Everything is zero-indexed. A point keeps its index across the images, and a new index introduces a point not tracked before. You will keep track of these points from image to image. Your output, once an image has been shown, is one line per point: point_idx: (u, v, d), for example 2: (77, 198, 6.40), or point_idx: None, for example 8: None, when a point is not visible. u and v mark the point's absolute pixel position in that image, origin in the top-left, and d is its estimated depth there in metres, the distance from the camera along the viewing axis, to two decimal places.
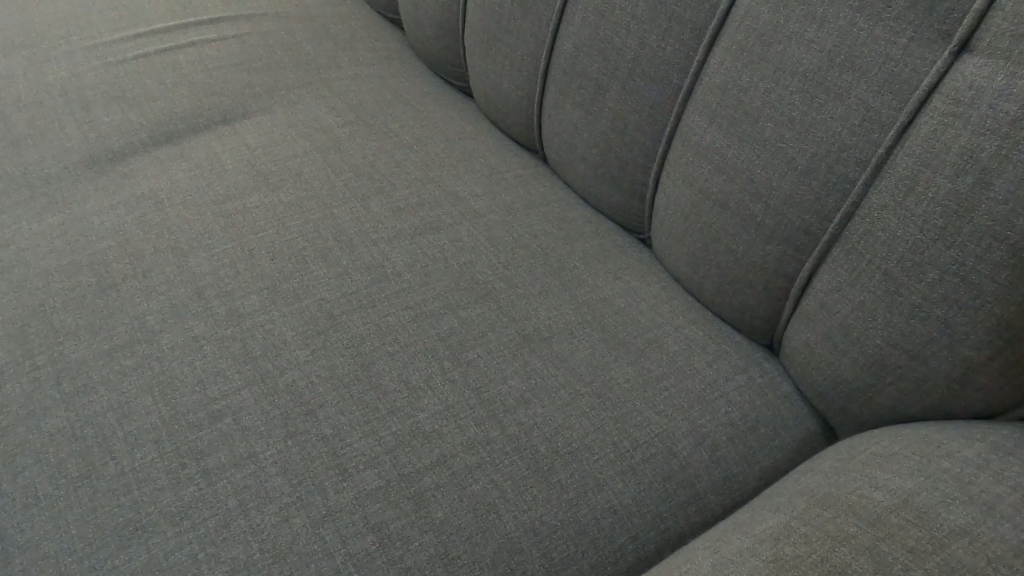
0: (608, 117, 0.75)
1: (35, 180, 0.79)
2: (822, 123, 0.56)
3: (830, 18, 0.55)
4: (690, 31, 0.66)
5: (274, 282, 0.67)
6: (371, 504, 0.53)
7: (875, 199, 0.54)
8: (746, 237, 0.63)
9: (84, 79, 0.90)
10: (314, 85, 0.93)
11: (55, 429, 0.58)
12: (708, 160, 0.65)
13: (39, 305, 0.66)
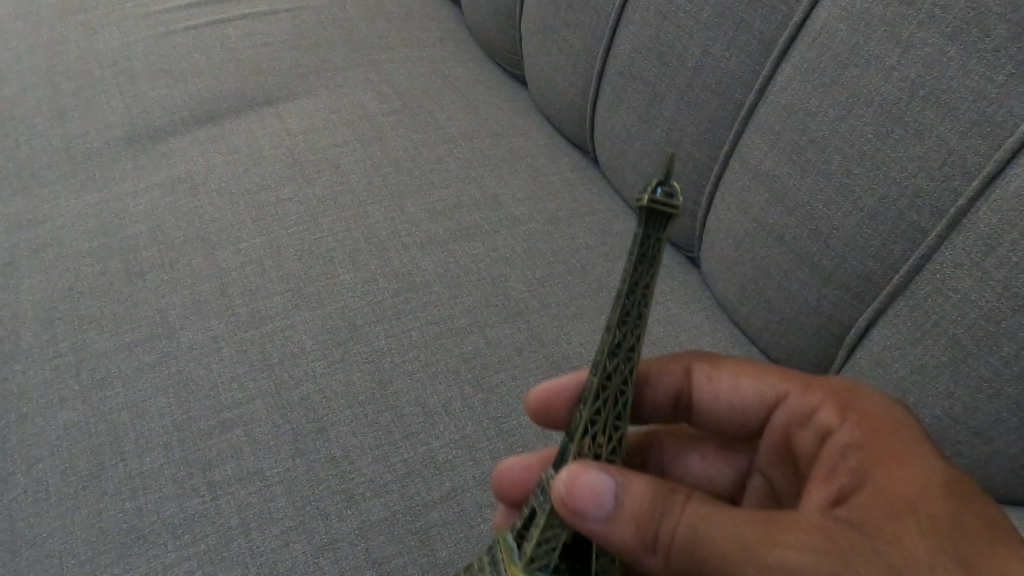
0: (663, 127, 0.69)
1: (76, 152, 0.77)
2: (897, 162, 0.50)
3: (917, 43, 0.49)
4: (758, 42, 0.60)
5: (299, 284, 0.65)
6: (374, 536, 0.51)
7: (950, 254, 0.48)
8: (800, 276, 0.58)
9: (134, 51, 0.89)
10: (362, 67, 0.90)
11: (69, 423, 0.57)
12: (766, 188, 0.60)
13: (67, 289, 0.65)
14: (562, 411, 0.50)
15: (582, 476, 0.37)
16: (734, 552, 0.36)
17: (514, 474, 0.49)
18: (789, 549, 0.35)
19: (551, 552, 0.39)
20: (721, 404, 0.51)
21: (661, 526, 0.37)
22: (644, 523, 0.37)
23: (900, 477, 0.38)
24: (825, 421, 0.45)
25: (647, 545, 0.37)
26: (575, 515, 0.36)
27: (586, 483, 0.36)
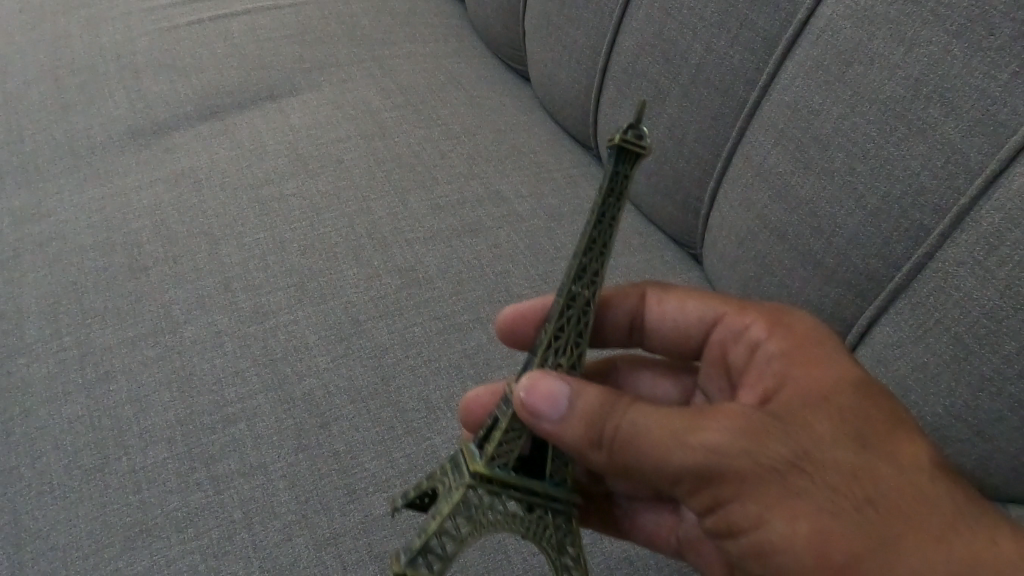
0: (666, 124, 0.69)
1: (79, 147, 0.77)
2: (900, 160, 0.50)
3: (922, 41, 0.49)
4: (762, 39, 0.60)
5: (302, 279, 0.66)
6: (376, 531, 0.52)
7: (952, 252, 0.48)
8: (802, 274, 0.58)
9: (137, 46, 0.89)
10: (365, 62, 0.90)
11: (73, 416, 0.57)
12: (769, 185, 0.60)
13: (71, 283, 0.65)
14: (526, 329, 0.53)
15: (540, 381, 0.41)
16: (665, 439, 0.40)
17: (480, 400, 0.52)
18: (714, 434, 0.39)
19: (510, 454, 0.45)
20: (668, 325, 0.54)
21: (607, 424, 0.41)
22: (591, 422, 0.41)
23: (818, 378, 0.42)
24: (758, 336, 0.48)
25: (594, 443, 0.41)
26: (533, 415, 0.41)
27: (543, 390, 0.41)
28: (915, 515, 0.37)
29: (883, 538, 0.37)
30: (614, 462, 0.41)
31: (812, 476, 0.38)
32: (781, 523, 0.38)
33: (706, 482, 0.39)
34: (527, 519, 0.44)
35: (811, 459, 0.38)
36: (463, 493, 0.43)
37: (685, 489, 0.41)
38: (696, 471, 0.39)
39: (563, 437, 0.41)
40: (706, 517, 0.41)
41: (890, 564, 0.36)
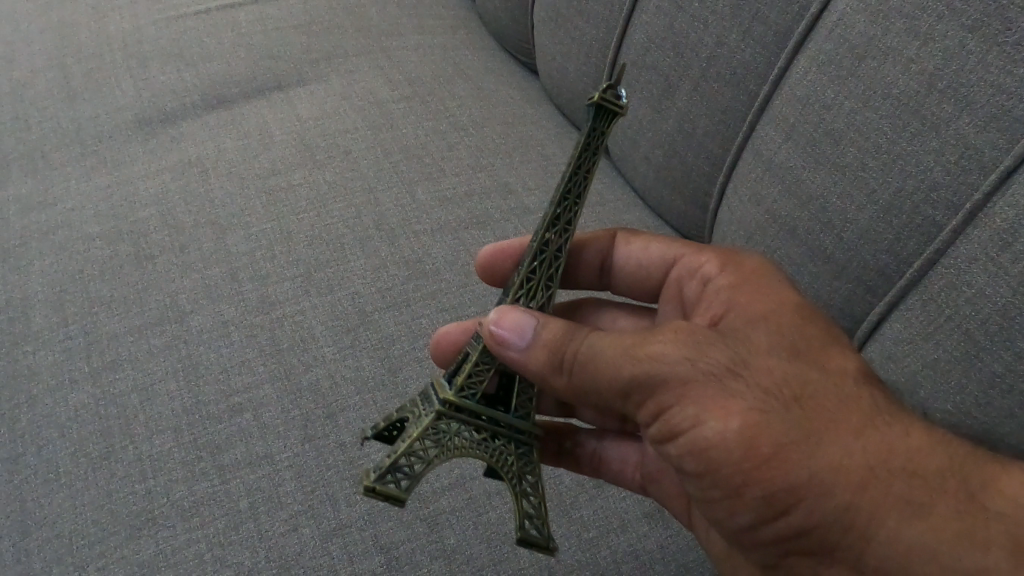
0: (675, 118, 0.69)
1: (87, 135, 0.77)
2: (913, 156, 0.50)
3: (936, 35, 0.48)
4: (774, 33, 0.59)
5: (310, 270, 0.65)
6: (382, 522, 0.52)
7: (965, 248, 0.47)
8: (811, 269, 0.58)
9: (145, 35, 0.89)
10: (373, 53, 0.89)
11: (79, 405, 0.57)
12: (779, 180, 0.59)
13: (77, 271, 0.65)
14: (505, 268, 0.58)
15: (506, 313, 0.45)
16: (616, 355, 0.42)
17: (451, 336, 0.55)
18: (659, 346, 0.40)
19: (478, 386, 0.49)
20: (631, 265, 0.59)
21: (569, 349, 0.44)
22: (554, 349, 0.44)
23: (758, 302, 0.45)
24: (708, 269, 0.52)
25: (556, 367, 0.44)
26: (500, 344, 0.45)
27: (511, 318, 0.45)
28: (845, 415, 0.39)
29: (815, 435, 0.38)
30: (572, 384, 0.44)
31: (748, 379, 0.39)
32: (717, 424, 0.38)
33: (651, 391, 0.41)
34: (491, 444, 0.48)
35: (747, 365, 0.40)
36: (433, 419, 0.47)
37: (633, 402, 0.42)
38: (643, 382, 0.41)
39: (528, 363, 0.45)
40: (653, 432, 0.42)
41: (820, 458, 0.38)
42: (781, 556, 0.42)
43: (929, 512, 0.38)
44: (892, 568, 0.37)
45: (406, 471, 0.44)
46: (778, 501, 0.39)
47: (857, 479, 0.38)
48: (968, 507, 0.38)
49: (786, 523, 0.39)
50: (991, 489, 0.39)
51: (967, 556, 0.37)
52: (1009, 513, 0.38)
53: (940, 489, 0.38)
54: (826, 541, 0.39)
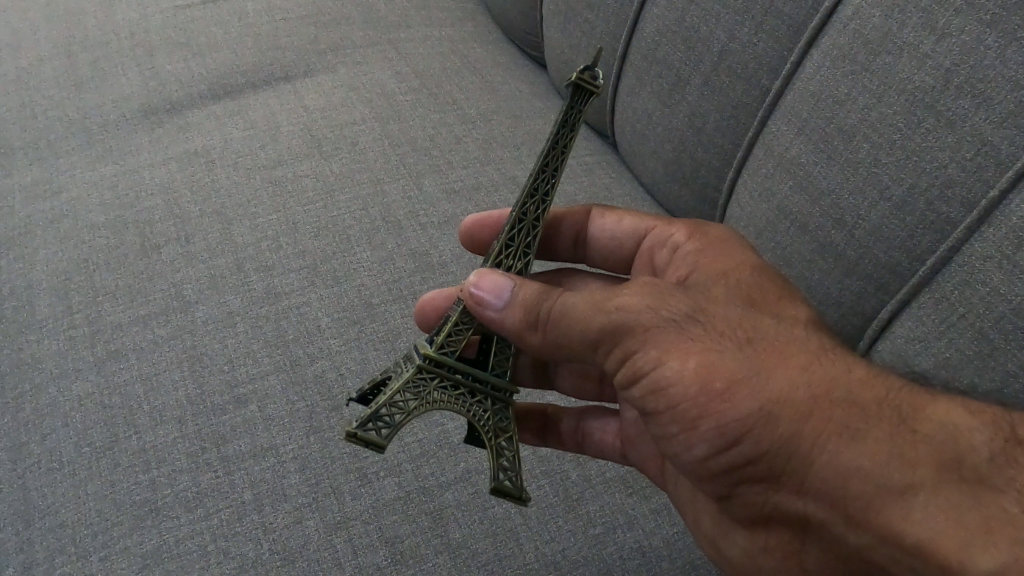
0: (686, 113, 0.69)
1: (92, 124, 0.77)
2: (927, 152, 0.49)
3: (954, 30, 0.48)
4: (787, 27, 0.59)
5: (316, 262, 0.65)
6: (387, 516, 0.51)
7: (980, 246, 0.47)
8: (822, 266, 0.57)
9: (152, 24, 0.88)
10: (381, 44, 0.89)
11: (83, 394, 0.57)
12: (790, 176, 0.59)
13: (82, 260, 0.65)
14: (488, 237, 0.60)
15: (484, 276, 0.47)
16: (582, 306, 0.43)
17: (436, 302, 0.57)
18: (624, 296, 0.42)
19: (459, 343, 0.50)
20: (604, 240, 0.61)
21: (542, 307, 0.45)
22: (527, 307, 0.45)
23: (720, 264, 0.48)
24: (676, 239, 0.55)
25: (530, 324, 0.45)
26: (478, 303, 0.47)
27: (488, 280, 0.47)
28: (794, 350, 0.40)
29: (764, 369, 0.39)
30: (546, 339, 0.45)
31: (706, 323, 0.41)
32: (675, 362, 0.40)
33: (615, 337, 0.42)
34: (469, 399, 0.49)
35: (704, 310, 0.41)
36: (415, 372, 0.48)
37: (600, 352, 0.43)
38: (608, 330, 0.42)
39: (505, 322, 0.47)
40: (619, 381, 0.43)
41: (768, 390, 0.38)
42: (734, 490, 0.42)
43: (867, 437, 0.37)
44: (834, 493, 0.37)
45: (386, 419, 0.45)
46: (729, 432, 0.39)
47: (801, 409, 0.38)
48: (904, 432, 0.37)
49: (737, 455, 0.40)
50: (927, 415, 0.38)
51: (902, 479, 0.36)
52: (943, 437, 0.37)
53: (878, 416, 0.38)
54: (775, 470, 0.39)
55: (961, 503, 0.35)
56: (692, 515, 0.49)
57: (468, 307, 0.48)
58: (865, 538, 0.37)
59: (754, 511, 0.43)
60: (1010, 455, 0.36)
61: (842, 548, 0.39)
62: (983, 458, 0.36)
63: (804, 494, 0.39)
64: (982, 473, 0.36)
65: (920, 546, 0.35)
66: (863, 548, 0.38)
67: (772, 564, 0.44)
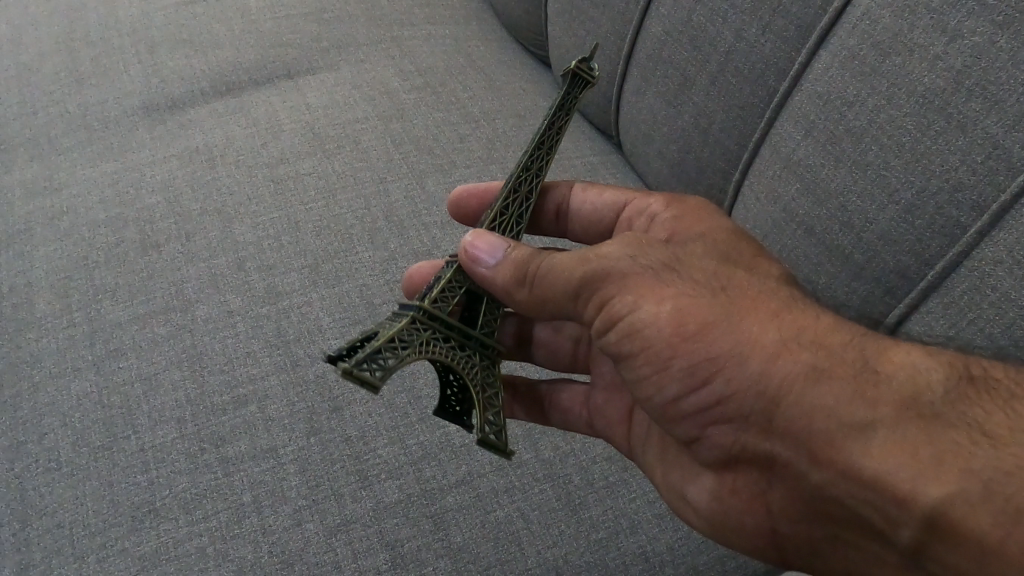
0: (691, 113, 0.68)
1: (93, 120, 0.76)
2: (937, 155, 0.49)
3: (965, 31, 0.47)
4: (795, 27, 0.58)
5: (317, 261, 0.64)
6: (388, 519, 0.51)
7: (990, 251, 0.46)
8: (829, 269, 0.57)
9: (154, 21, 0.88)
10: (385, 42, 0.88)
11: (81, 393, 0.56)
12: (797, 178, 0.58)
13: (82, 258, 0.64)
14: (476, 211, 0.61)
15: (478, 235, 0.48)
16: (567, 259, 0.44)
17: (422, 273, 0.58)
18: (604, 247, 0.44)
19: (449, 302, 0.50)
20: (585, 213, 0.61)
21: (528, 260, 0.46)
22: (518, 263, 0.46)
23: (698, 230, 0.50)
24: (655, 210, 0.56)
25: (516, 279, 0.46)
26: (472, 261, 0.48)
27: (486, 239, 0.48)
28: (763, 300, 0.42)
29: (736, 315, 0.41)
30: (531, 296, 0.46)
31: (683, 275, 0.43)
32: (650, 305, 0.41)
33: (596, 286, 0.43)
34: (459, 352, 0.47)
35: (681, 263, 0.43)
36: (409, 322, 0.46)
37: (580, 303, 0.44)
38: (590, 280, 0.43)
39: (494, 279, 0.47)
40: (597, 330, 0.44)
41: (736, 332, 0.40)
42: (704, 433, 0.44)
43: (831, 376, 0.39)
44: (797, 431, 0.39)
45: (376, 360, 0.43)
46: (699, 373, 0.41)
47: (770, 351, 0.40)
48: (865, 373, 0.39)
49: (706, 395, 0.42)
50: (889, 358, 0.39)
51: (861, 415, 0.37)
52: (899, 376, 0.38)
53: (842, 358, 0.39)
54: (742, 409, 0.41)
55: (916, 438, 0.36)
56: (663, 469, 0.51)
57: (462, 266, 0.49)
58: (826, 474, 0.39)
59: (723, 453, 0.44)
60: (963, 392, 0.38)
61: (805, 486, 0.41)
62: (938, 395, 0.37)
63: (770, 433, 0.41)
64: (936, 410, 0.37)
65: (876, 478, 0.37)
66: (824, 485, 0.39)
67: (739, 508, 0.46)
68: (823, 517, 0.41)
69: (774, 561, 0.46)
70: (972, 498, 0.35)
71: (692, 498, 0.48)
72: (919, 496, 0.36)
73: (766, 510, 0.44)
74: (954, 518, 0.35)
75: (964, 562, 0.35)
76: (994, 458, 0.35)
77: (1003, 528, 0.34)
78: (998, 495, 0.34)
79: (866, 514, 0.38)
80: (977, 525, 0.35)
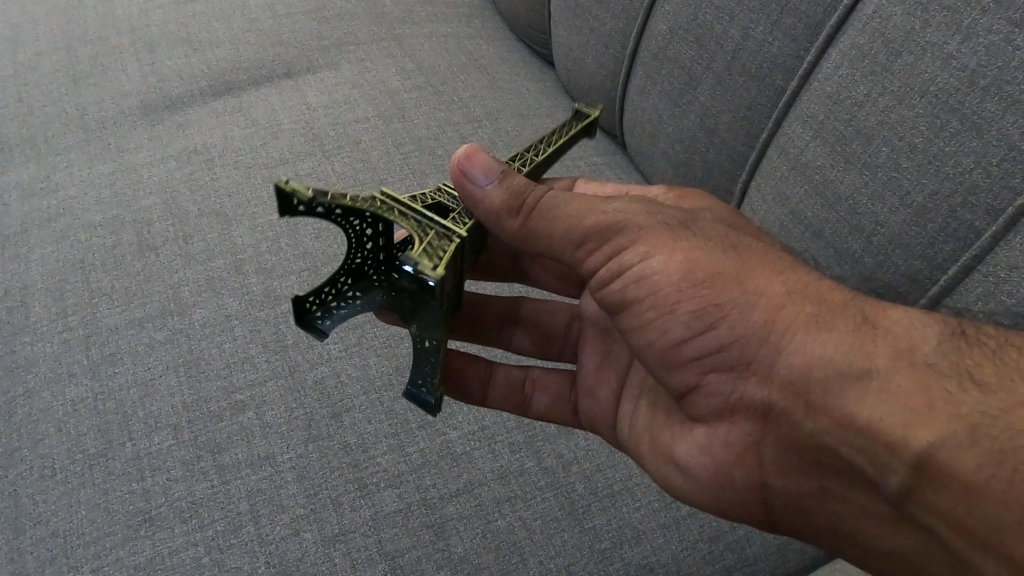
0: (697, 113, 0.67)
1: (90, 120, 0.75)
2: (951, 157, 0.47)
3: (980, 30, 0.45)
4: (804, 25, 0.57)
5: (316, 264, 0.64)
6: (387, 528, 0.50)
7: (1005, 256, 0.45)
8: (837, 273, 0.55)
9: (152, 19, 0.86)
10: (385, 41, 0.87)
11: (76, 398, 0.55)
12: (805, 179, 0.57)
13: (78, 259, 0.63)
14: None
15: (474, 152, 0.44)
16: (579, 203, 0.43)
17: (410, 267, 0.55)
18: (620, 202, 0.44)
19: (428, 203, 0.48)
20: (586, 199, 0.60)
21: (532, 196, 0.44)
22: (516, 194, 0.44)
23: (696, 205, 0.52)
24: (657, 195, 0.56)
25: (514, 210, 0.44)
26: (464, 177, 0.44)
27: (480, 159, 0.44)
28: (771, 260, 0.43)
29: (744, 269, 0.41)
30: (527, 229, 0.44)
31: (696, 231, 0.43)
32: (664, 255, 0.41)
33: (608, 235, 0.43)
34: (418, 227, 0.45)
35: (695, 223, 0.44)
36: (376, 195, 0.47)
37: (586, 251, 0.43)
38: (603, 228, 0.43)
39: (486, 201, 0.44)
40: (600, 279, 0.44)
41: (745, 283, 0.41)
42: (700, 382, 0.43)
43: (830, 327, 0.39)
44: (795, 377, 0.40)
45: (329, 312, 0.48)
46: (704, 318, 0.41)
47: (775, 301, 0.40)
48: (865, 327, 0.39)
49: (709, 341, 0.41)
50: (885, 315, 0.40)
51: (859, 363, 0.38)
52: (896, 331, 0.39)
53: (843, 314, 0.40)
54: (743, 356, 0.41)
55: (909, 384, 0.37)
56: (654, 431, 0.50)
57: (451, 182, 0.45)
58: (821, 421, 0.39)
59: (717, 406, 0.44)
60: (955, 346, 0.38)
61: (799, 435, 0.40)
62: (932, 347, 0.38)
63: (769, 380, 0.41)
64: (930, 361, 0.38)
65: (869, 424, 0.38)
66: (818, 432, 0.39)
67: (727, 463, 0.44)
68: (813, 469, 0.41)
69: (758, 522, 0.45)
70: (960, 439, 0.36)
71: (681, 456, 0.47)
72: (910, 438, 0.36)
73: (754, 465, 0.43)
74: (943, 460, 0.36)
75: (950, 504, 0.36)
76: (984, 403, 0.36)
77: (988, 468, 0.35)
78: (988, 437, 0.35)
79: (858, 461, 0.38)
80: (964, 465, 0.35)
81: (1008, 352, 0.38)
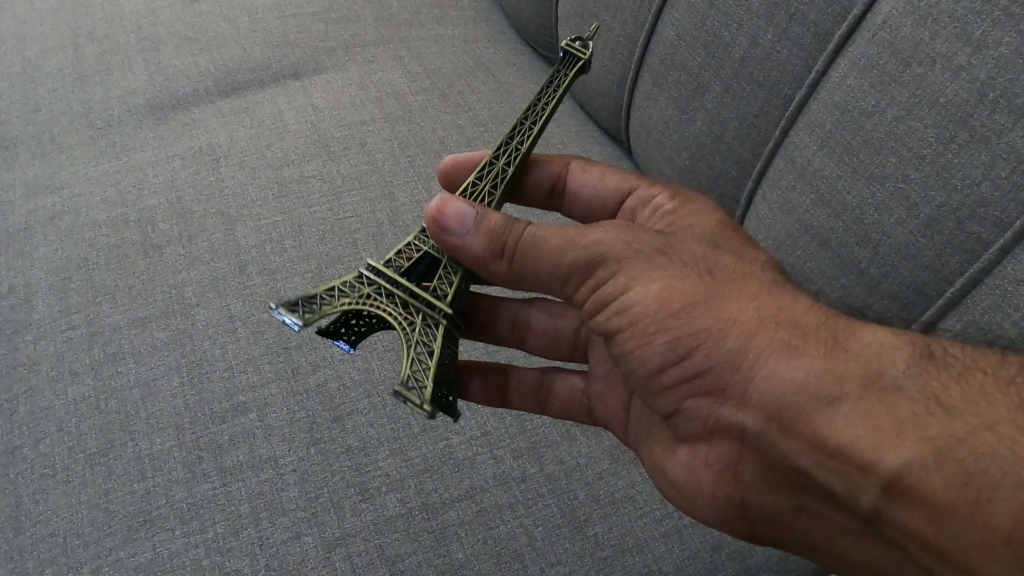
0: (704, 120, 0.67)
1: (97, 118, 0.75)
2: (959, 169, 0.47)
3: (990, 42, 0.45)
4: (812, 34, 0.56)
5: (320, 266, 0.63)
6: (388, 533, 0.50)
7: (1013, 269, 0.45)
8: (843, 283, 0.55)
9: (159, 18, 0.86)
10: (392, 43, 0.87)
11: (78, 398, 0.55)
12: (812, 189, 0.57)
13: (82, 258, 0.63)
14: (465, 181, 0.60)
15: (446, 203, 0.45)
16: (555, 234, 0.43)
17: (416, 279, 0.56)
18: (596, 228, 0.43)
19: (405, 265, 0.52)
20: (585, 193, 0.61)
21: (509, 236, 0.44)
22: (494, 236, 0.44)
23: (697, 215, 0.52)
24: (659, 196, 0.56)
25: (495, 253, 0.44)
26: (442, 231, 0.45)
27: (452, 208, 0.45)
28: (748, 281, 0.42)
29: (720, 296, 0.41)
30: (512, 269, 0.45)
31: (672, 255, 0.42)
32: (641, 286, 0.41)
33: (586, 270, 0.43)
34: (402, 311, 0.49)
35: (672, 246, 0.43)
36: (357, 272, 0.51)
37: (571, 285, 0.44)
38: (580, 262, 0.43)
39: (470, 251, 0.45)
40: (585, 307, 0.44)
41: (720, 310, 0.40)
42: (682, 406, 0.44)
43: (803, 353, 0.39)
44: (769, 404, 0.40)
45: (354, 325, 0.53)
46: (679, 347, 0.41)
47: (749, 328, 0.40)
48: (836, 351, 0.39)
49: (686, 368, 0.42)
50: (858, 335, 0.39)
51: (831, 390, 0.38)
52: (868, 353, 0.38)
53: (816, 337, 0.39)
54: (719, 382, 0.41)
55: (880, 410, 0.37)
56: (644, 447, 0.51)
57: (433, 238, 0.46)
58: (795, 446, 0.39)
59: (699, 428, 0.44)
60: (925, 366, 0.37)
61: (776, 458, 0.41)
62: (901, 371, 0.37)
63: (745, 406, 0.41)
64: (898, 384, 0.37)
65: (841, 449, 0.37)
66: (794, 457, 0.40)
67: (708, 483, 0.45)
68: (791, 489, 0.41)
69: (743, 535, 0.46)
70: (927, 462, 0.35)
71: (669, 473, 0.48)
72: (880, 463, 0.36)
73: (735, 483, 0.44)
74: (912, 484, 0.36)
75: (921, 525, 0.36)
76: (950, 425, 0.35)
77: (955, 490, 0.35)
78: (954, 460, 0.35)
79: (832, 485, 0.39)
80: (932, 488, 0.35)
81: (974, 374, 0.37)
